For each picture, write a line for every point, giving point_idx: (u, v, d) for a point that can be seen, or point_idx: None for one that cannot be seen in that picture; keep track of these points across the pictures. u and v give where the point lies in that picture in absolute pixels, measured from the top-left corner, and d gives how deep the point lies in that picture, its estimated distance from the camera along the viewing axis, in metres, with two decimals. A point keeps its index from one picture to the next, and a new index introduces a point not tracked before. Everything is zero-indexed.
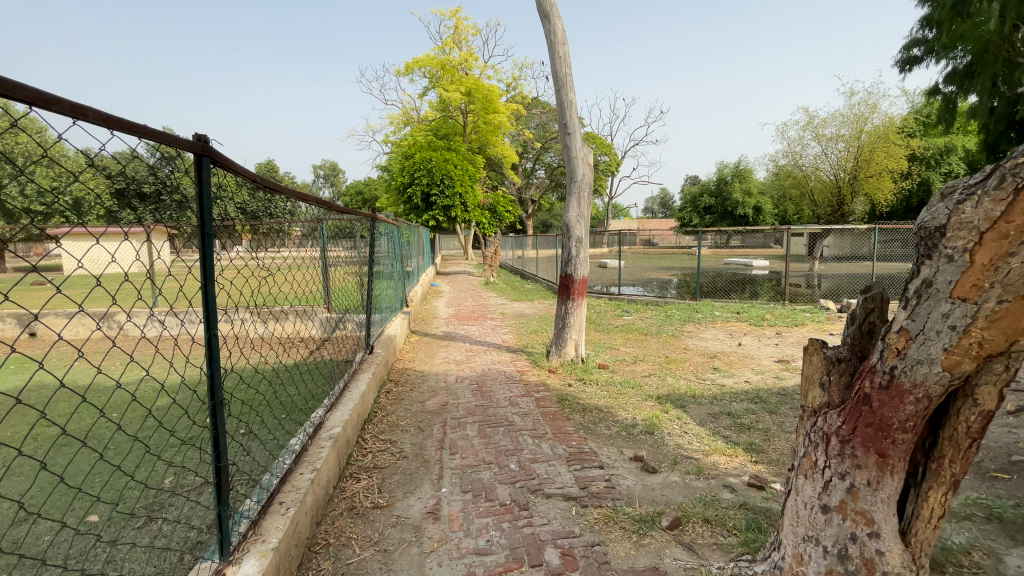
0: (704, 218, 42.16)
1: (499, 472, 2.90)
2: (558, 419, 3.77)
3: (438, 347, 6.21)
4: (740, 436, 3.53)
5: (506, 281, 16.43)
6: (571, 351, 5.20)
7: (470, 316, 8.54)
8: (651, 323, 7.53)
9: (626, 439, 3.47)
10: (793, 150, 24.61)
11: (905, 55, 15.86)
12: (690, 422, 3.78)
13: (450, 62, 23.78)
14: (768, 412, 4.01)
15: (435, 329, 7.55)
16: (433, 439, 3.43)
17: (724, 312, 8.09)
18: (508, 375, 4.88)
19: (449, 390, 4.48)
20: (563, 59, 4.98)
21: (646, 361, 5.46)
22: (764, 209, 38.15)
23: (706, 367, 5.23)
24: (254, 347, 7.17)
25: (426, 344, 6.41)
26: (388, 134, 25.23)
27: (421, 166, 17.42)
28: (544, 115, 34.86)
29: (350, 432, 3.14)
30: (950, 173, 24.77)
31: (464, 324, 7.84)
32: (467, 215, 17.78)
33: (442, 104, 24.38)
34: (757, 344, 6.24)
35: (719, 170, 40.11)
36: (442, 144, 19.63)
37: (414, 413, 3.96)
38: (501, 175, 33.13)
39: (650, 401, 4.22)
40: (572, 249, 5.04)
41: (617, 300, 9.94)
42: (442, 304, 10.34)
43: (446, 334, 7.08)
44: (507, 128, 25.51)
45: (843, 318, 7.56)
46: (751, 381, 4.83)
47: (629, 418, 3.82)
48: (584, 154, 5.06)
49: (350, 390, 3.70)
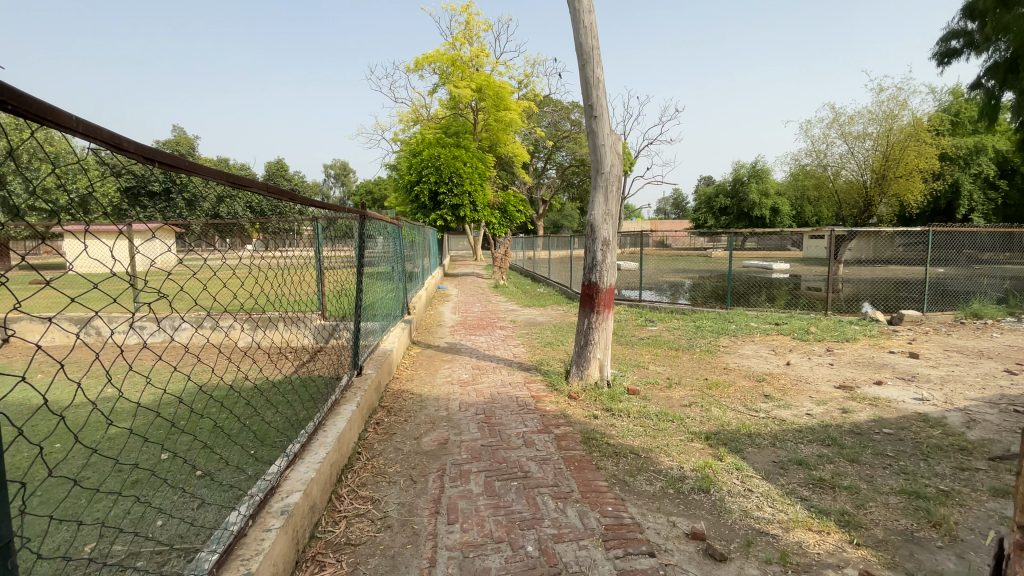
0: (719, 219, 41.01)
1: (512, 559, 2.14)
2: (586, 468, 2.99)
3: (441, 362, 5.45)
4: (824, 500, 2.73)
5: (516, 284, 15.66)
6: (596, 373, 4.40)
7: (478, 324, 7.78)
8: (680, 336, 6.70)
9: (676, 502, 2.68)
10: (817, 149, 23.55)
11: (944, 47, 14.80)
12: (753, 474, 2.99)
13: (461, 58, 23.13)
14: (848, 461, 3.20)
15: (438, 339, 6.80)
16: (427, 498, 2.66)
17: (761, 324, 7.23)
18: (521, 402, 4.10)
19: (451, 421, 3.71)
20: (589, 29, 4.19)
21: (683, 384, 4.66)
22: (782, 211, 36.93)
23: (756, 395, 4.41)
24: (240, 356, 6.49)
25: (428, 359, 5.66)
26: (397, 132, 24.67)
27: (428, 163, 16.71)
28: (556, 113, 34.11)
29: (316, 494, 2.39)
30: (981, 174, 23.37)
31: (470, 333, 7.09)
32: (476, 214, 17.05)
33: (452, 102, 23.76)
34: (808, 364, 5.40)
35: (735, 170, 38.90)
36: (451, 142, 18.98)
37: (406, 454, 3.20)
38: (512, 174, 32.46)
39: (697, 442, 3.43)
40: (597, 253, 4.26)
41: (637, 308, 9.11)
42: (447, 309, 9.58)
43: (451, 346, 6.33)
44: (518, 126, 24.75)
45: (899, 333, 6.65)
46: (814, 413, 4.00)
47: (675, 468, 3.03)
48: (612, 141, 4.28)
49: (327, 428, 2.95)
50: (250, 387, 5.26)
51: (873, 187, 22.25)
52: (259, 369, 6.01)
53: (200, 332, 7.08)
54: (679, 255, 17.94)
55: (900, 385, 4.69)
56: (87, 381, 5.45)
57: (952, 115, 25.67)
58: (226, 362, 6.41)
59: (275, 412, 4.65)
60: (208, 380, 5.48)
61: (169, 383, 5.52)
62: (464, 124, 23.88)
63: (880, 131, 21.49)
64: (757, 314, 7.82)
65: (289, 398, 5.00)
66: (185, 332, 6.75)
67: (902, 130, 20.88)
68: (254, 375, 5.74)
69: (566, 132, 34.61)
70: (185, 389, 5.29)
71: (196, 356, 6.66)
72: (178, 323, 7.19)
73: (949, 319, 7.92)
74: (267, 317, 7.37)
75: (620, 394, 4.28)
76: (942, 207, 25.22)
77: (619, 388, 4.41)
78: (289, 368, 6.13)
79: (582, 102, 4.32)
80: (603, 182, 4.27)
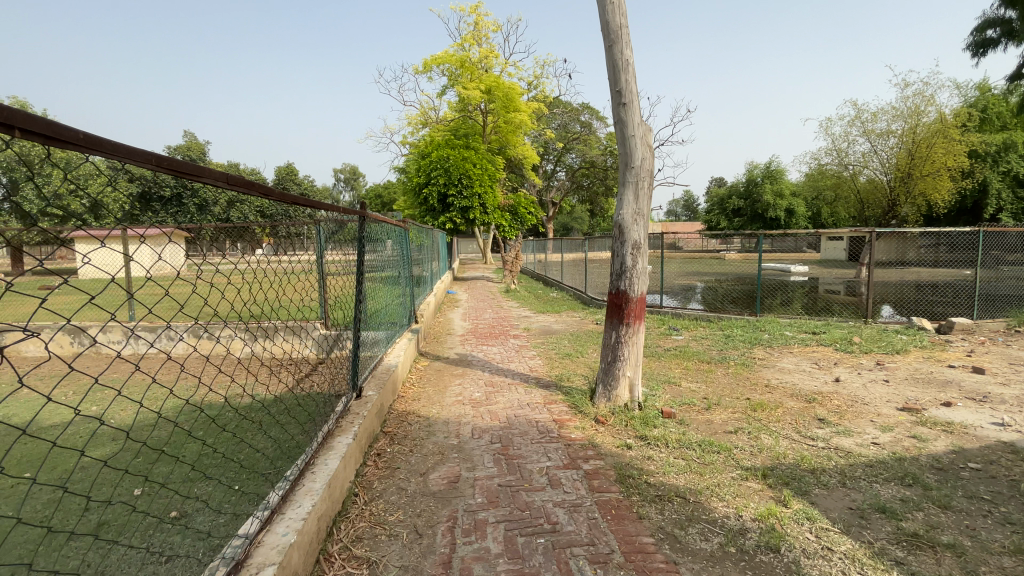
0: (732, 220, 40.22)
1: None
2: (626, 517, 2.50)
3: (451, 378, 4.97)
4: (924, 564, 2.22)
5: (528, 289, 15.18)
6: (625, 393, 3.89)
7: (489, 333, 7.30)
8: (710, 347, 6.15)
9: (742, 566, 2.18)
10: (837, 148, 22.79)
11: (979, 37, 14.15)
12: (829, 527, 2.48)
13: (470, 59, 22.76)
14: (939, 509, 2.67)
15: (448, 350, 6.34)
16: (435, 561, 2.18)
17: (797, 334, 6.66)
18: (541, 427, 3.60)
19: (463, 452, 3.22)
20: (618, 5, 3.69)
21: (723, 405, 4.13)
22: (798, 212, 36.06)
23: (809, 420, 3.88)
24: (237, 367, 6.04)
25: (436, 373, 5.18)
26: (405, 135, 24.33)
27: (437, 165, 16.31)
28: (566, 115, 33.64)
29: (297, 564, 1.92)
30: (1011, 172, 22.46)
31: (482, 343, 6.61)
32: (487, 217, 16.59)
33: (461, 104, 23.39)
34: (860, 380, 4.85)
35: (749, 171, 38.10)
36: (460, 143, 18.57)
37: (410, 497, 2.71)
38: (521, 177, 32.05)
39: (753, 481, 2.91)
40: (626, 257, 3.77)
41: (658, 314, 8.58)
42: (457, 316, 9.12)
43: (462, 357, 5.85)
44: (528, 128, 24.37)
45: (953, 345, 6.06)
46: (882, 444, 3.46)
47: (733, 517, 2.53)
48: (643, 132, 3.79)
49: (317, 468, 2.47)
50: (245, 402, 4.81)
51: (896, 186, 21.46)
52: (257, 383, 5.56)
53: (197, 341, 6.69)
54: (696, 258, 17.33)
55: (972, 407, 4.13)
56: (71, 397, 5.05)
57: (979, 111, 24.76)
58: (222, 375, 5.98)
59: (267, 434, 4.15)
60: (198, 396, 5.02)
61: (157, 397, 5.08)
62: (473, 126, 23.48)
63: (904, 128, 20.73)
64: (790, 323, 7.25)
65: (284, 416, 4.51)
66: (182, 341, 6.35)
67: (928, 127, 20.11)
68: (249, 389, 5.28)
69: (576, 134, 34.19)
70: (172, 406, 4.82)
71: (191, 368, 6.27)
72: (174, 332, 6.82)
73: (1001, 327, 7.29)
74: (267, 325, 6.95)
75: (653, 418, 3.77)
76: (968, 206, 24.34)
77: (652, 410, 3.90)
78: (289, 382, 5.68)
79: (609, 88, 3.83)
80: (631, 176, 3.77)
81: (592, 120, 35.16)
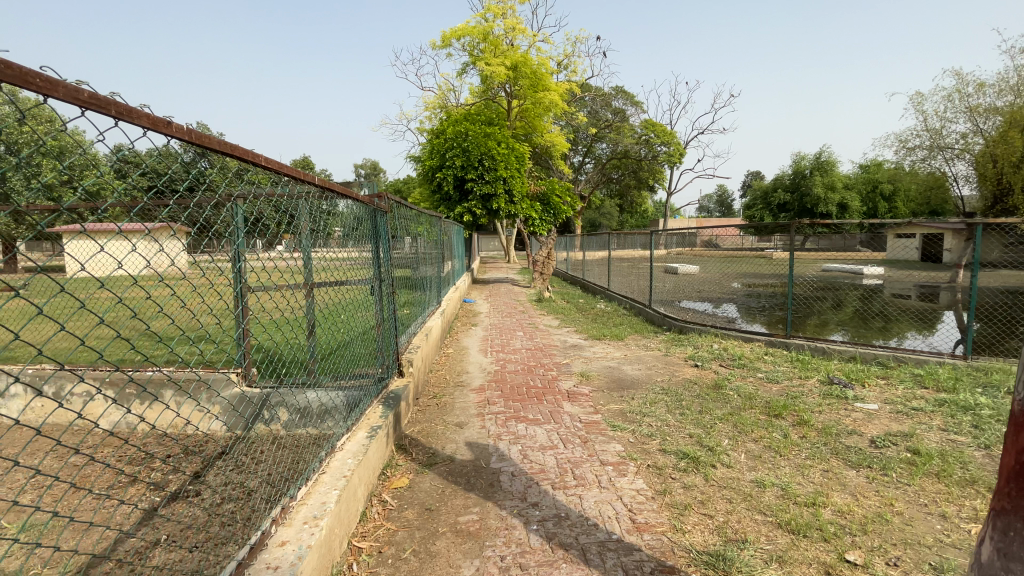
0: (778, 216, 35.99)
1: None
2: None
3: (455, 552, 2.09)
4: None
5: (562, 296, 12.28)
6: None
7: (528, 382, 4.44)
8: (966, 442, 3.17)
9: None
10: (931, 128, 18.72)
11: None
12: None
13: (494, 31, 19.80)
14: None
15: (454, 424, 3.51)
16: None
17: None
18: None
19: None
20: None
21: None
22: (851, 207, 31.78)
23: None
24: (88, 473, 3.42)
25: (423, 524, 2.30)
26: (422, 121, 21.75)
27: (453, 144, 13.55)
28: (596, 101, 30.57)
29: None
30: None
31: (518, 410, 3.75)
32: (514, 208, 13.67)
33: (484, 86, 20.67)
34: None
35: (796, 161, 33.99)
36: (483, 119, 15.74)
37: None
38: (546, 169, 29.13)
39: None
40: None
41: (781, 349, 5.55)
42: (474, 344, 6.28)
43: (482, 453, 3.03)
44: (558, 110, 21.36)
45: None
46: None
47: None
48: None
49: None
50: None
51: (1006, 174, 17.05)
52: (98, 513, 2.93)
53: (59, 401, 4.19)
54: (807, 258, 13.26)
55: None
56: None
57: None
58: (61, 490, 3.38)
59: None
60: None
61: None
62: (497, 109, 20.56)
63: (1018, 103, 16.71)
64: None
65: None
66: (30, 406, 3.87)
67: None
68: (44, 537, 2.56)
69: (607, 121, 30.91)
70: None
71: (26, 466, 3.72)
72: (31, 381, 4.37)
73: None
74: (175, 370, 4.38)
75: None
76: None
77: None
78: (148, 502, 2.96)
79: None
80: None
81: (626, 106, 31.70)
